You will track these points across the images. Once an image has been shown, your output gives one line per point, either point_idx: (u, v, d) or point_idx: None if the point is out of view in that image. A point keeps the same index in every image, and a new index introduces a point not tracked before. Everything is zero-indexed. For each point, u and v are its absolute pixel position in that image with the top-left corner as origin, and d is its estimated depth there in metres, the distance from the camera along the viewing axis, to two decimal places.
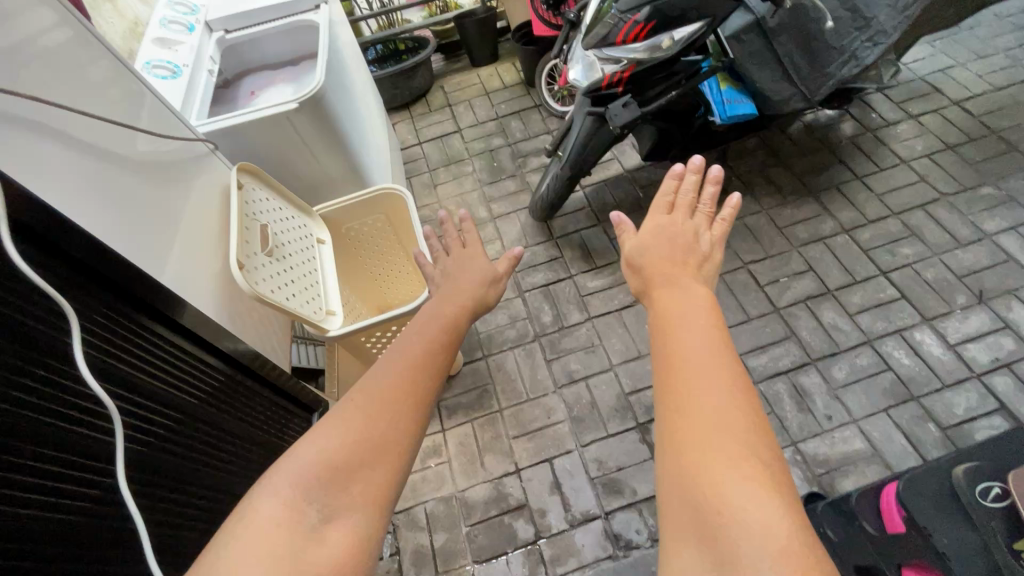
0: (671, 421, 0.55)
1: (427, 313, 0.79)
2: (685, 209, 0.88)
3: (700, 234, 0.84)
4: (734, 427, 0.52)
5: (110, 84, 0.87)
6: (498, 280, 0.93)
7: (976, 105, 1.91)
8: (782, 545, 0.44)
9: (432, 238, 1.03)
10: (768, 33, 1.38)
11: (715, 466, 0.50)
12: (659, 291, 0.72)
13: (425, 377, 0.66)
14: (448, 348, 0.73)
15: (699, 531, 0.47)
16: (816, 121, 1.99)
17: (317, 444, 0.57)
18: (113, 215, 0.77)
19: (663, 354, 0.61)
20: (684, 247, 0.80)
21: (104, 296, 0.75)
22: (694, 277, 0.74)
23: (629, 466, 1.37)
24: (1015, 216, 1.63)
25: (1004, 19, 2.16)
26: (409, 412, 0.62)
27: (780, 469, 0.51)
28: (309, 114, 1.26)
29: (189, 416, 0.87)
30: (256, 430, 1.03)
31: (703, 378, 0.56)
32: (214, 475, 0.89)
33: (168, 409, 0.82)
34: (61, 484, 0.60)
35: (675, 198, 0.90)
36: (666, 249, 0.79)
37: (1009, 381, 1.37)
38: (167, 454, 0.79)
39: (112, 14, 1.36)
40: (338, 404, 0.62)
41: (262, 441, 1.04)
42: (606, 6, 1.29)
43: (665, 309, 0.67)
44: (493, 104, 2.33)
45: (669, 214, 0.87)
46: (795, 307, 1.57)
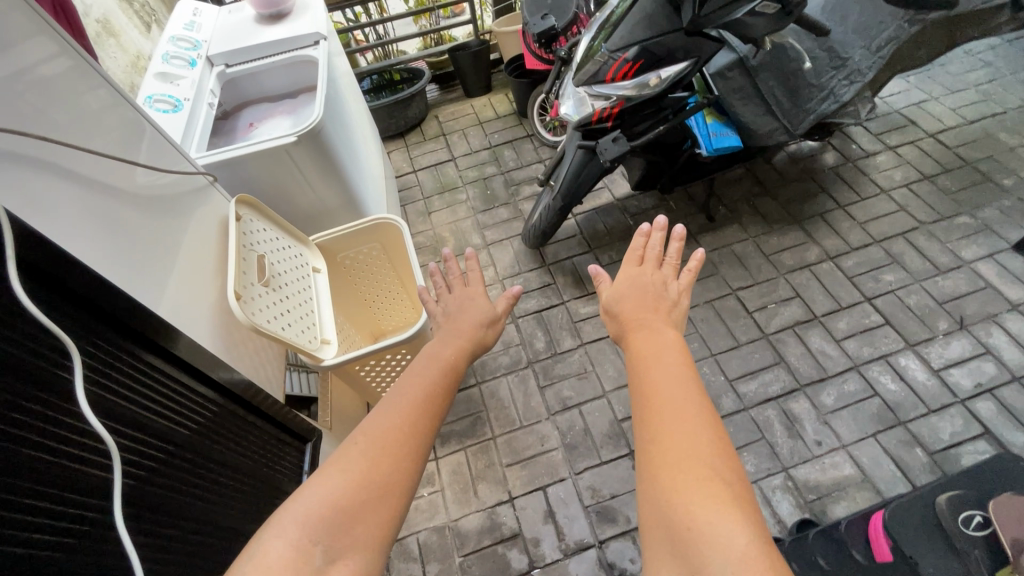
0: (648, 450, 0.59)
1: (426, 355, 0.80)
2: (653, 262, 0.90)
3: (669, 283, 0.88)
4: (701, 451, 0.56)
5: (107, 114, 0.88)
6: (494, 322, 0.94)
7: (950, 138, 2.00)
8: (744, 553, 0.48)
9: (436, 276, 1.03)
10: (751, 71, 1.41)
11: (684, 488, 0.53)
12: (636, 335, 0.76)
13: (425, 420, 0.68)
14: (446, 390, 0.75)
15: (674, 546, 0.51)
16: (799, 151, 2.06)
17: (323, 484, 0.58)
18: (108, 247, 0.78)
19: (639, 392, 0.66)
20: (655, 294, 0.84)
21: (96, 326, 0.72)
22: (666, 321, 0.79)
23: (623, 493, 1.37)
24: (991, 244, 1.69)
25: (974, 56, 2.27)
26: (408, 454, 0.63)
27: (744, 490, 0.55)
28: (307, 146, 1.29)
29: (194, 453, 0.84)
30: (261, 467, 1.00)
31: (674, 409, 0.61)
32: (222, 513, 0.86)
33: (173, 446, 0.80)
34: (72, 525, 0.58)
35: (644, 253, 0.93)
36: (637, 297, 0.83)
37: (993, 406, 1.39)
38: (172, 493, 0.76)
39: (115, 49, 1.39)
40: (340, 446, 0.64)
41: (269, 479, 1.01)
42: (596, 46, 1.36)
43: (639, 351, 0.72)
44: (486, 133, 2.39)
45: (639, 266, 0.91)
46: (783, 333, 1.60)
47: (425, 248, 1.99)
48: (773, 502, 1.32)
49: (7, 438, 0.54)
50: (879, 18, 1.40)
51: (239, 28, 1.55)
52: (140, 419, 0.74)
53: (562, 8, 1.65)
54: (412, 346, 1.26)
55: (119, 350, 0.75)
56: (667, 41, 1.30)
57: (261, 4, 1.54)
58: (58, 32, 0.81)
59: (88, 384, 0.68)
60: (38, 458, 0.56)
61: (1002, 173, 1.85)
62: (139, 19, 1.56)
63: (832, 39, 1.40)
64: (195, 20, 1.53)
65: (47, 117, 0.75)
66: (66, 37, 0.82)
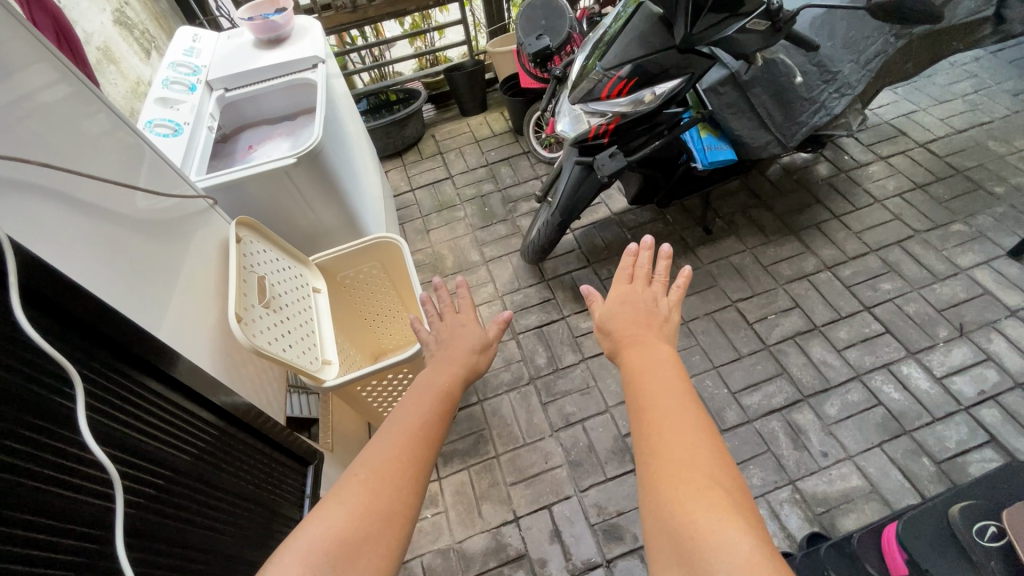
0: (648, 464, 0.58)
1: (421, 382, 0.80)
2: (643, 279, 0.90)
3: (659, 299, 0.87)
4: (700, 459, 0.56)
5: (108, 140, 0.89)
6: (486, 347, 0.94)
7: (940, 147, 2.02)
8: (747, 559, 0.47)
9: (425, 303, 1.00)
10: (742, 86, 1.44)
11: (686, 499, 0.53)
12: (630, 350, 0.76)
13: (424, 449, 0.67)
14: (444, 417, 0.74)
15: (679, 556, 0.50)
16: (793, 163, 2.08)
17: (325, 518, 0.58)
18: (109, 273, 0.77)
19: (635, 405, 0.66)
20: (647, 310, 0.84)
21: (96, 352, 0.71)
22: (660, 336, 0.79)
23: (630, 511, 1.35)
24: (986, 251, 1.70)
25: (959, 67, 2.32)
26: (407, 485, 0.62)
27: (743, 497, 0.54)
28: (306, 167, 1.30)
29: (197, 479, 0.82)
30: (264, 492, 0.98)
31: (672, 422, 0.60)
32: (225, 540, 0.84)
33: (177, 473, 0.78)
34: (75, 558, 0.56)
35: (633, 271, 0.92)
36: (629, 314, 0.83)
37: (997, 414, 1.39)
38: (175, 520, 0.74)
39: (116, 76, 1.40)
40: (340, 479, 0.63)
41: (271, 504, 0.99)
42: (591, 65, 1.40)
43: (634, 367, 0.71)
44: (483, 151, 2.41)
45: (629, 283, 0.90)
46: (784, 344, 1.60)
47: (425, 266, 1.99)
48: (780, 516, 1.30)
49: (6, 468, 0.52)
50: (865, 33, 1.43)
51: (238, 53, 1.57)
52: (144, 446, 0.73)
53: (556, 28, 1.68)
54: (414, 365, 1.25)
55: (121, 377, 0.74)
56: (659, 60, 1.33)
57: (260, 29, 1.56)
58: (59, 59, 0.82)
59: (95, 411, 0.68)
60: (36, 488, 0.55)
61: (994, 181, 1.88)
62: (139, 46, 1.58)
63: (821, 53, 1.43)
64: (194, 46, 1.54)
65: (48, 142, 0.75)
66: (67, 64, 0.83)
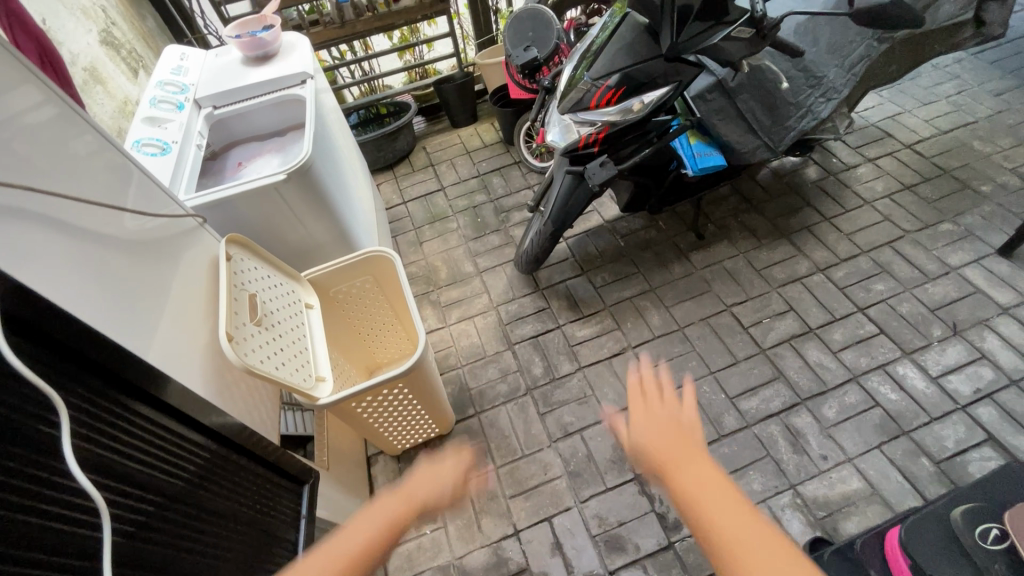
0: None
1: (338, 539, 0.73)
2: (655, 395, 0.76)
3: (680, 409, 0.74)
4: None
5: (95, 161, 0.88)
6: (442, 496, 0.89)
7: (926, 148, 2.05)
8: None
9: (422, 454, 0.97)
10: (730, 93, 1.45)
11: None
12: (675, 482, 0.65)
13: None
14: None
15: None
16: (782, 167, 2.09)
17: None
18: (94, 296, 0.76)
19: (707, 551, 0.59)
20: (675, 424, 0.72)
21: (85, 378, 0.69)
22: (699, 453, 0.68)
23: (631, 520, 1.34)
24: (976, 250, 1.72)
25: (942, 69, 2.35)
26: None
27: None
28: (296, 183, 1.30)
29: (189, 504, 0.80)
30: (259, 515, 0.96)
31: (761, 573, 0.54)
32: (218, 566, 0.82)
33: (168, 500, 0.76)
34: None
35: (640, 392, 0.78)
36: (658, 436, 0.71)
37: (994, 411, 1.39)
38: (165, 549, 0.73)
39: (103, 97, 1.40)
40: None
41: (266, 527, 0.97)
42: (579, 75, 1.42)
43: (693, 502, 0.62)
44: (474, 162, 2.42)
45: (642, 399, 0.76)
46: (780, 347, 1.60)
47: (418, 278, 1.99)
48: (783, 521, 1.29)
49: None
50: (850, 37, 1.44)
51: (226, 71, 1.57)
52: (135, 472, 0.72)
53: (544, 39, 1.69)
54: (410, 380, 1.24)
55: (112, 404, 0.72)
56: (648, 69, 1.35)
57: (248, 47, 1.56)
58: (45, 81, 0.82)
59: (85, 438, 0.66)
60: (20, 521, 0.53)
61: (980, 180, 1.90)
62: (126, 66, 1.58)
63: (806, 59, 1.45)
64: (182, 64, 1.54)
65: (34, 165, 0.74)
66: (52, 87, 0.82)
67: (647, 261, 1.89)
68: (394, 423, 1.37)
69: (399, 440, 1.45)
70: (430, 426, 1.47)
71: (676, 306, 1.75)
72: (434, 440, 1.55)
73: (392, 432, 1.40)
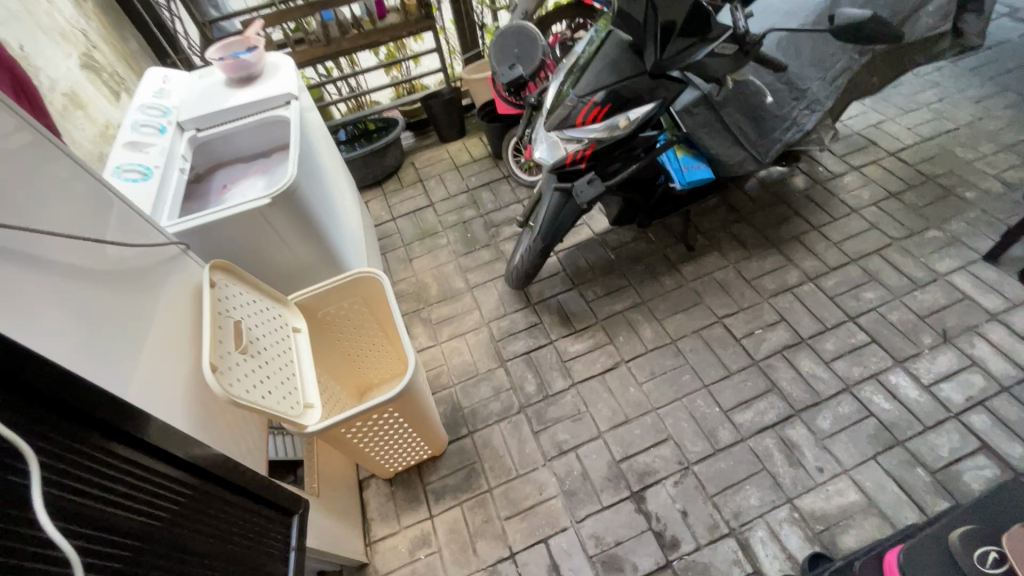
0: None
1: None
2: None
3: None
4: None
5: (71, 191, 0.86)
6: None
7: (910, 155, 2.07)
8: None
9: None
10: (715, 106, 1.44)
11: None
12: None
13: None
14: None
15: None
16: (770, 177, 2.10)
17: None
18: (66, 333, 0.73)
19: None
20: None
21: (57, 421, 0.66)
22: None
23: (628, 540, 1.32)
24: (963, 256, 1.73)
25: (923, 77, 2.39)
26: None
27: None
28: (281, 207, 1.29)
29: (173, 547, 0.77)
30: (247, 551, 0.93)
31: None
32: None
33: (149, 544, 0.73)
34: None
35: None
36: None
37: (986, 419, 1.39)
38: None
39: (84, 121, 1.38)
40: None
41: (255, 564, 0.93)
42: (565, 91, 1.42)
43: None
44: (463, 177, 2.41)
45: None
46: (773, 358, 1.60)
47: (408, 296, 1.97)
48: (781, 536, 1.28)
49: None
50: (830, 51, 1.46)
51: (210, 93, 1.56)
52: (112, 518, 0.69)
53: (530, 56, 1.69)
54: (400, 404, 1.22)
55: (88, 447, 0.69)
56: (633, 84, 1.36)
57: (231, 68, 1.56)
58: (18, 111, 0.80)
59: (59, 485, 0.63)
60: None
61: (964, 186, 1.92)
62: (108, 89, 1.56)
63: (790, 72, 1.46)
64: (164, 87, 1.52)
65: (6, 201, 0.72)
66: (26, 118, 0.80)
67: (638, 274, 1.88)
68: (385, 447, 1.35)
69: (391, 463, 1.42)
70: (423, 448, 1.45)
71: (668, 319, 1.74)
72: (427, 462, 1.53)
73: (384, 456, 1.37)
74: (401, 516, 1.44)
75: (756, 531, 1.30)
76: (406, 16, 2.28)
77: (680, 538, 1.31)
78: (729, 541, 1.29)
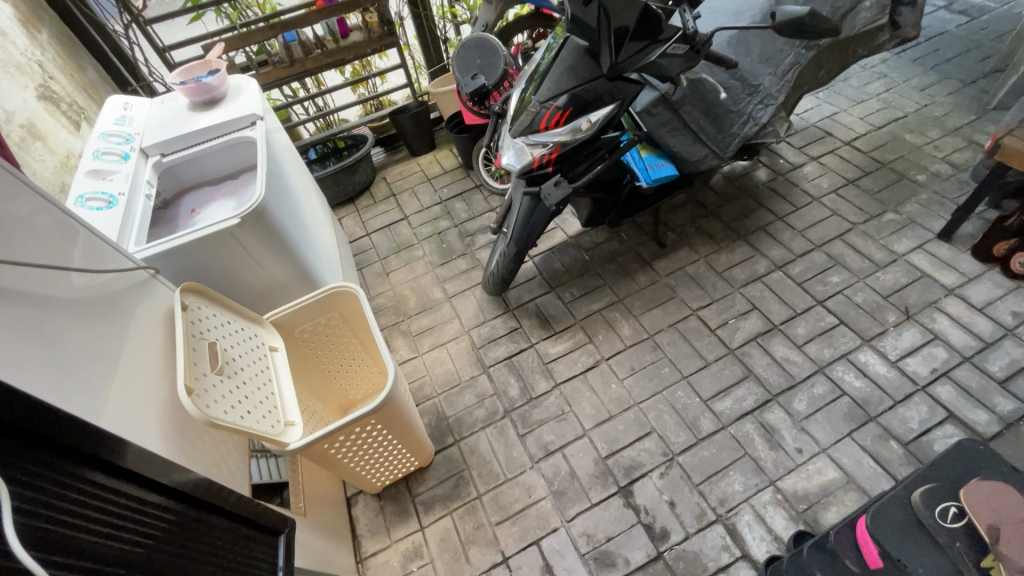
0: None
1: None
2: None
3: None
4: None
5: (36, 223, 0.86)
6: None
7: (864, 143, 2.16)
8: None
9: None
10: (674, 105, 1.50)
11: None
12: None
13: None
14: None
15: None
16: (733, 171, 2.17)
17: None
18: (37, 363, 0.72)
19: None
20: None
21: (38, 455, 0.65)
22: None
23: (619, 534, 1.33)
24: (918, 236, 1.81)
25: (870, 69, 2.50)
26: None
27: None
28: (251, 226, 1.29)
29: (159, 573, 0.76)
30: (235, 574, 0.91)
31: None
32: None
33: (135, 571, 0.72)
34: None
35: None
36: None
37: (951, 389, 1.45)
38: None
39: (43, 151, 1.35)
40: None
41: None
42: (528, 98, 1.46)
43: None
44: (436, 189, 2.43)
45: None
46: (748, 346, 1.64)
47: (387, 310, 1.97)
48: (766, 518, 1.31)
49: None
50: (779, 47, 1.52)
51: (173, 118, 1.55)
52: (97, 548, 0.67)
53: (492, 67, 1.73)
54: (383, 415, 1.22)
55: (70, 477, 0.68)
56: (592, 88, 1.40)
57: (194, 92, 1.56)
58: None
59: (41, 517, 0.62)
60: None
61: (915, 170, 2.01)
62: (67, 118, 1.54)
63: (742, 69, 1.52)
64: (126, 114, 1.51)
65: None
66: None
67: (612, 273, 1.92)
68: (371, 461, 1.34)
69: (378, 477, 1.42)
70: (409, 460, 1.44)
71: (644, 314, 1.78)
72: (414, 474, 1.52)
73: (370, 470, 1.37)
74: (391, 530, 1.43)
75: (742, 515, 1.32)
76: (368, 33, 2.31)
77: (669, 528, 1.33)
78: (717, 528, 1.31)
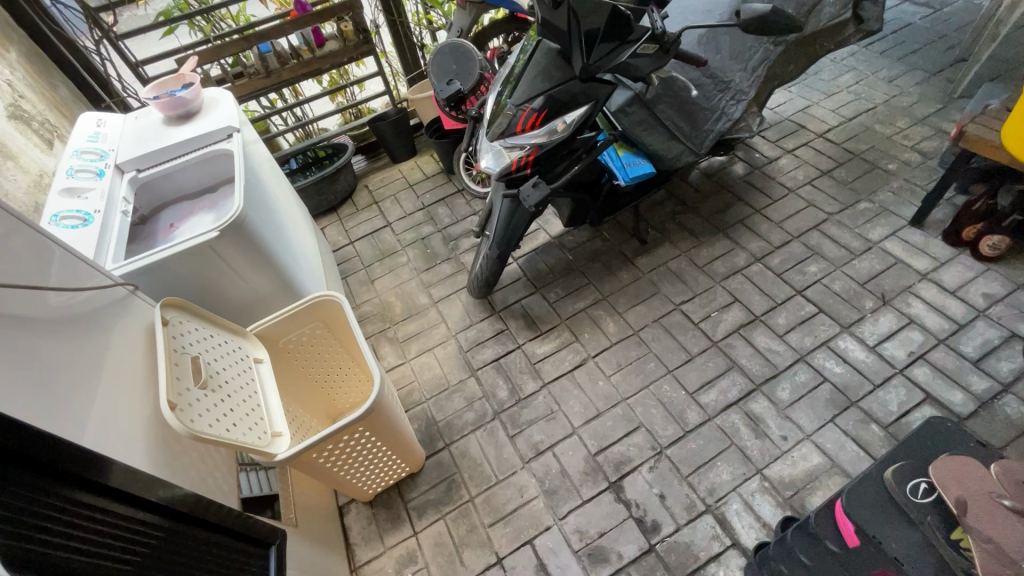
0: None
1: None
2: None
3: None
4: None
5: (10, 243, 0.85)
6: None
7: (836, 135, 2.21)
8: None
9: None
10: (647, 104, 1.52)
11: None
12: None
13: None
14: None
15: None
16: (711, 167, 2.20)
17: None
18: (15, 385, 0.71)
19: None
20: None
21: (26, 477, 0.64)
22: None
23: (611, 530, 1.35)
24: (892, 223, 1.85)
25: (840, 63, 2.56)
26: None
27: None
28: (231, 238, 1.29)
29: None
30: None
31: None
32: None
33: None
34: None
35: None
36: None
37: (928, 370, 1.49)
38: None
39: (14, 171, 1.33)
40: None
41: None
42: (504, 102, 1.47)
43: None
44: (418, 195, 2.44)
45: None
46: (731, 338, 1.67)
47: (373, 317, 1.97)
48: (754, 507, 1.33)
49: None
50: (747, 45, 1.56)
51: (148, 132, 1.54)
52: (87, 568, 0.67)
53: (467, 71, 1.74)
54: (370, 422, 1.22)
55: (57, 497, 0.68)
56: (566, 89, 1.42)
57: (167, 106, 1.55)
58: None
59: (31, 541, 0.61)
60: None
61: (886, 159, 2.06)
62: (39, 138, 1.52)
63: (712, 66, 1.56)
64: (99, 130, 1.50)
65: None
66: None
67: (596, 271, 1.94)
68: (361, 469, 1.34)
69: (368, 485, 1.41)
70: (399, 466, 1.44)
71: (629, 311, 1.80)
72: (405, 480, 1.52)
73: (360, 478, 1.36)
74: (384, 537, 1.42)
75: (731, 504, 1.34)
76: (344, 42, 2.32)
77: (660, 521, 1.34)
78: (707, 518, 1.33)
